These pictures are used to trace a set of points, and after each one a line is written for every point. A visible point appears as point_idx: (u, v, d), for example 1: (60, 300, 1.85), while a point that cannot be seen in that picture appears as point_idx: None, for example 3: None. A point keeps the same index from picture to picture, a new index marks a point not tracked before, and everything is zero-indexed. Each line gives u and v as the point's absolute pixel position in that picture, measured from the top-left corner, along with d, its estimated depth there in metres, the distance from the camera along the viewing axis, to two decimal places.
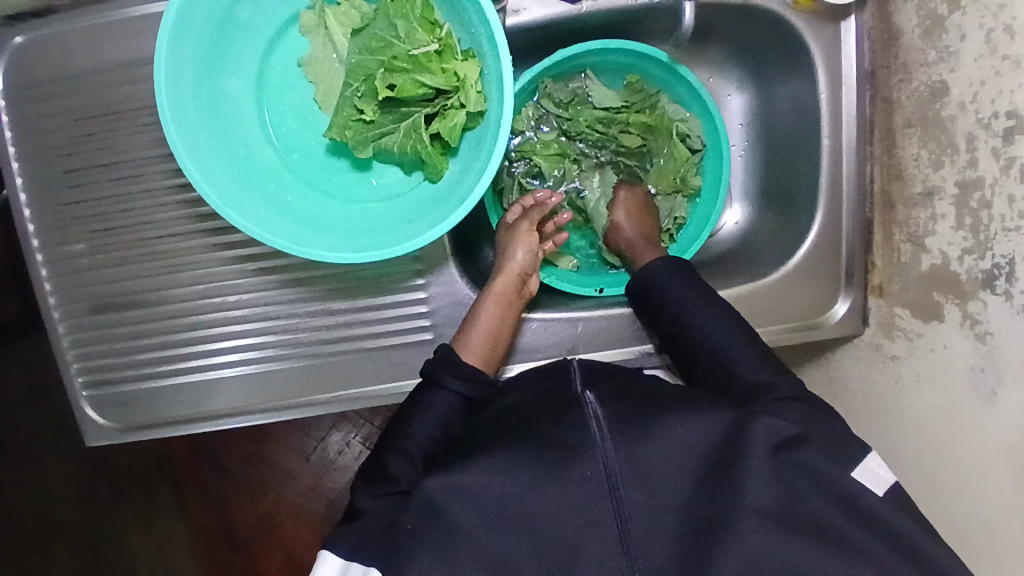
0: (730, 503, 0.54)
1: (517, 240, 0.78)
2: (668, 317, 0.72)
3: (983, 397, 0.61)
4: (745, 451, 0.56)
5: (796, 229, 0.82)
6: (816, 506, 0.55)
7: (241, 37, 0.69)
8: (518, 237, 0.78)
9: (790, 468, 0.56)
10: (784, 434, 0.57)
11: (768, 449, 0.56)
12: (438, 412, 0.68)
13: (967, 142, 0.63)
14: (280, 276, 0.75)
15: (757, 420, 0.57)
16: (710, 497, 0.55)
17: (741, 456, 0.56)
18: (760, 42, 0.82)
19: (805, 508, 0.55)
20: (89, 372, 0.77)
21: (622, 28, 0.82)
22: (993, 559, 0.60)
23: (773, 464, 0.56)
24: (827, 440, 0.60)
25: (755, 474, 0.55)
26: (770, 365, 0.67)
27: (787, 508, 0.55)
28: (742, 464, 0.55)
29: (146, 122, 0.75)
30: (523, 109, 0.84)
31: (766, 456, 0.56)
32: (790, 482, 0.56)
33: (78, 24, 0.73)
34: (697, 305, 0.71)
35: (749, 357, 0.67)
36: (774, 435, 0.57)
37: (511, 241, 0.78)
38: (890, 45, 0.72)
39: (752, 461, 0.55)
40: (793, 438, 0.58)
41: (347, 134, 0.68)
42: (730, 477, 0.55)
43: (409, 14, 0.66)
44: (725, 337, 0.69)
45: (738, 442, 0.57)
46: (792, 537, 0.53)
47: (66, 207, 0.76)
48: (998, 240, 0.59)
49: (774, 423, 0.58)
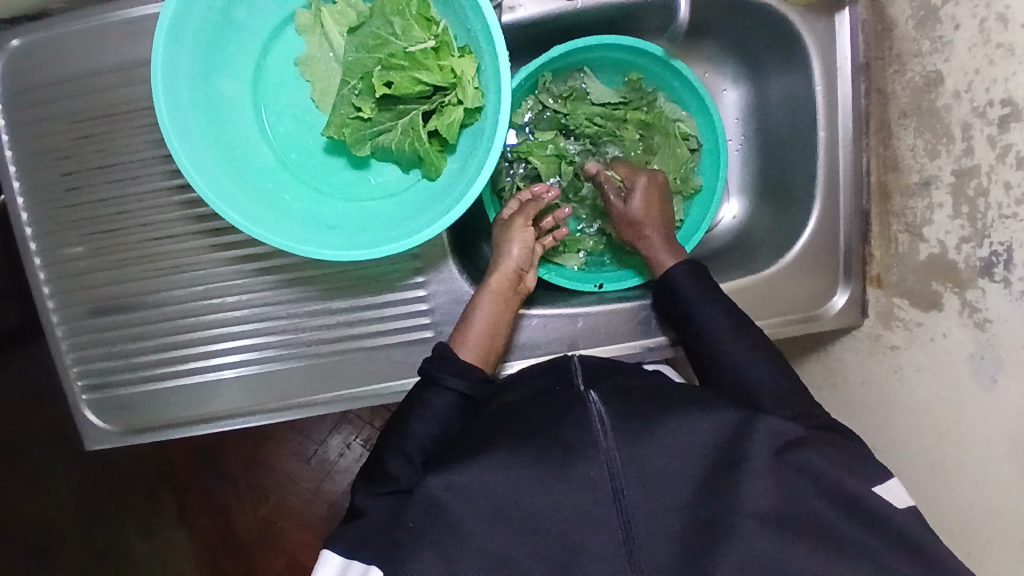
0: (731, 504, 0.54)
1: (512, 236, 0.78)
2: (682, 315, 0.72)
3: (984, 384, 0.61)
4: (748, 451, 0.56)
5: (794, 222, 0.82)
6: (817, 508, 0.55)
7: (238, 38, 0.69)
8: (513, 232, 0.78)
9: (793, 470, 0.57)
10: (787, 435, 0.58)
11: (771, 451, 0.57)
12: (437, 411, 0.68)
13: (962, 130, 0.63)
14: (280, 276, 0.75)
15: (761, 420, 0.59)
16: (712, 499, 0.55)
17: (744, 456, 0.56)
18: (754, 36, 0.82)
19: (806, 510, 0.55)
20: (89, 375, 0.77)
21: (617, 24, 0.83)
22: (997, 546, 0.60)
23: (775, 465, 0.56)
24: (826, 442, 0.60)
25: (757, 474, 0.55)
26: (777, 363, 0.67)
27: (788, 510, 0.55)
28: (744, 464, 0.56)
29: (142, 123, 0.74)
30: (522, 104, 0.84)
31: (769, 457, 0.56)
32: (792, 483, 0.56)
33: (75, 26, 0.73)
34: (709, 307, 0.70)
35: (762, 361, 0.67)
36: (777, 436, 0.58)
37: (506, 237, 0.78)
38: (884, 36, 0.73)
39: (754, 461, 0.56)
40: (795, 440, 0.58)
41: (345, 132, 0.68)
42: (733, 477, 0.55)
43: (405, 11, 0.66)
44: (737, 340, 0.68)
45: (741, 442, 0.57)
46: (793, 540, 0.53)
47: (63, 210, 0.76)
48: (996, 227, 0.59)
49: (778, 425, 0.59)
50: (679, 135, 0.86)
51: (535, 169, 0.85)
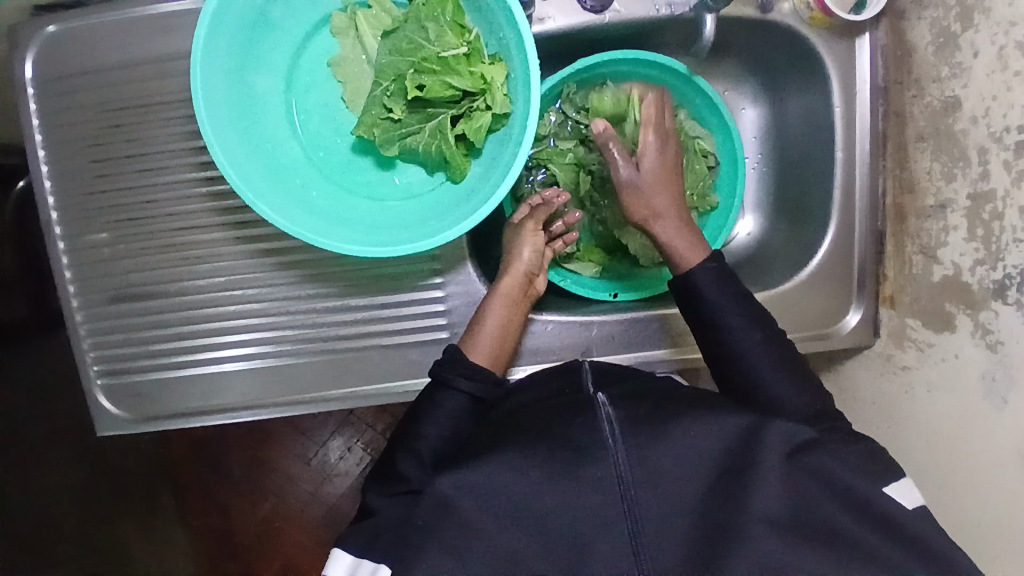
0: (741, 508, 0.54)
1: (523, 241, 0.79)
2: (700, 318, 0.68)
3: (995, 404, 0.62)
4: (759, 455, 0.56)
5: (808, 240, 0.83)
6: (829, 511, 0.55)
7: (274, 36, 0.71)
8: (523, 235, 0.80)
9: (804, 473, 0.57)
10: (798, 437, 0.58)
11: (782, 455, 0.57)
12: (448, 412, 0.68)
13: (978, 155, 0.64)
14: (299, 271, 0.76)
15: (772, 423, 0.58)
16: (723, 501, 0.55)
17: (754, 460, 0.56)
18: (776, 56, 0.84)
19: (817, 514, 0.55)
20: (105, 362, 0.78)
21: (640, 39, 0.84)
22: (1005, 566, 0.60)
23: (786, 469, 0.56)
24: (837, 444, 0.60)
25: (767, 479, 0.55)
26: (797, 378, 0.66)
27: (797, 516, 0.55)
28: (755, 468, 0.56)
29: (173, 115, 0.76)
30: (546, 115, 0.87)
31: (779, 460, 0.56)
32: (804, 487, 0.56)
33: (112, 18, 0.75)
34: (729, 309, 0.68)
35: (775, 371, 0.66)
36: (788, 439, 0.58)
37: (517, 242, 0.79)
38: (904, 61, 0.75)
39: (765, 465, 0.56)
40: (807, 443, 0.58)
41: (375, 132, 0.70)
42: (743, 480, 0.55)
43: (440, 17, 0.68)
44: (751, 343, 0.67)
45: (751, 446, 0.57)
46: (803, 544, 0.53)
47: (90, 197, 0.77)
48: (1010, 250, 0.61)
49: (789, 427, 0.58)
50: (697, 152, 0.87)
51: (554, 177, 0.87)
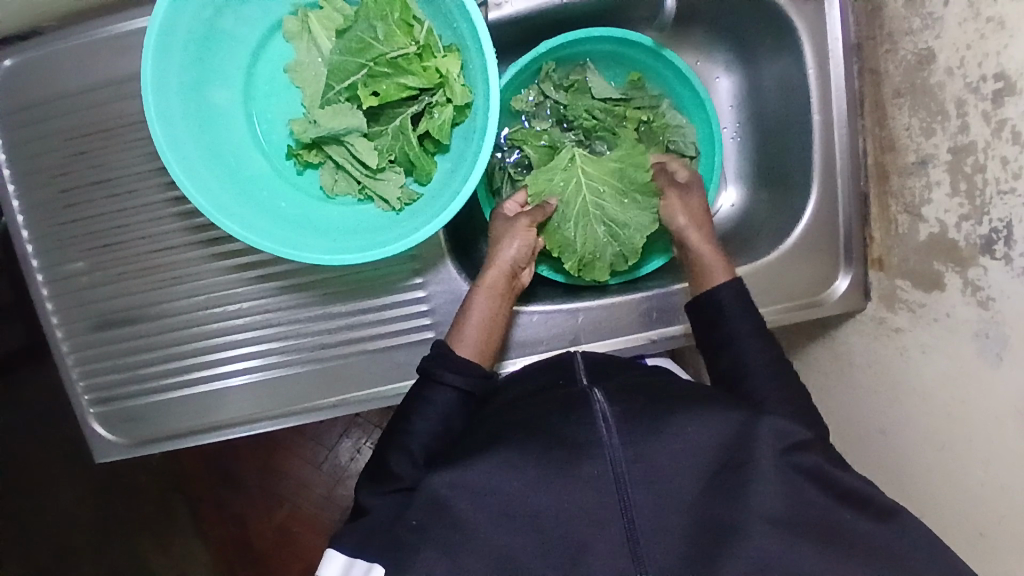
0: (741, 506, 0.53)
1: (513, 234, 0.76)
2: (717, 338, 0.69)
3: (989, 361, 0.60)
4: (756, 453, 0.55)
5: (792, 207, 0.82)
6: (826, 509, 0.54)
7: (226, 47, 0.70)
8: (516, 230, 0.76)
9: (796, 472, 0.55)
10: (792, 438, 0.56)
11: (776, 452, 0.55)
12: (438, 407, 0.66)
13: (956, 107, 0.62)
14: (279, 283, 0.76)
15: (766, 420, 0.56)
16: (722, 500, 0.53)
17: (750, 457, 0.54)
18: (747, 22, 0.82)
19: (816, 513, 0.54)
20: (95, 390, 0.78)
21: (606, 15, 0.83)
22: (1008, 528, 0.59)
23: (780, 465, 0.55)
24: (827, 445, 0.61)
25: (763, 477, 0.54)
26: (781, 368, 0.66)
27: (795, 513, 0.53)
28: (750, 464, 0.54)
29: (137, 136, 0.75)
30: (524, 91, 0.84)
31: (774, 458, 0.55)
32: (802, 489, 0.55)
33: (66, 43, 0.74)
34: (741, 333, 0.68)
35: (766, 372, 0.65)
36: (781, 436, 0.56)
37: (506, 233, 0.76)
38: (875, 16, 0.72)
39: (760, 463, 0.54)
40: (799, 442, 0.57)
41: (314, 134, 0.68)
42: (741, 477, 0.54)
43: (388, 16, 0.66)
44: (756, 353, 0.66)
45: (747, 443, 0.55)
46: (804, 545, 0.52)
47: (64, 226, 0.76)
48: (994, 204, 0.59)
49: (782, 424, 0.57)
50: (675, 143, 0.85)
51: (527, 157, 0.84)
